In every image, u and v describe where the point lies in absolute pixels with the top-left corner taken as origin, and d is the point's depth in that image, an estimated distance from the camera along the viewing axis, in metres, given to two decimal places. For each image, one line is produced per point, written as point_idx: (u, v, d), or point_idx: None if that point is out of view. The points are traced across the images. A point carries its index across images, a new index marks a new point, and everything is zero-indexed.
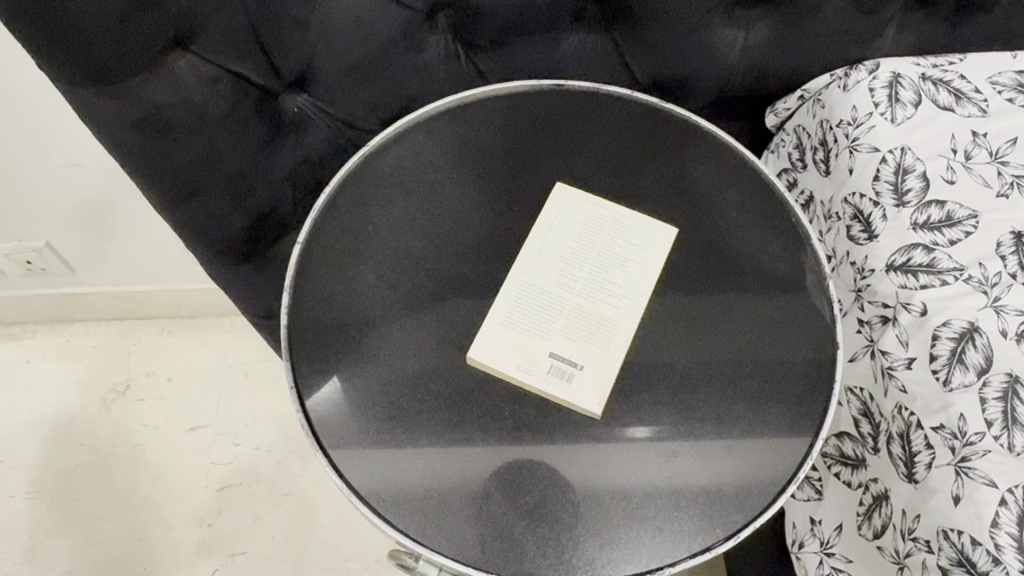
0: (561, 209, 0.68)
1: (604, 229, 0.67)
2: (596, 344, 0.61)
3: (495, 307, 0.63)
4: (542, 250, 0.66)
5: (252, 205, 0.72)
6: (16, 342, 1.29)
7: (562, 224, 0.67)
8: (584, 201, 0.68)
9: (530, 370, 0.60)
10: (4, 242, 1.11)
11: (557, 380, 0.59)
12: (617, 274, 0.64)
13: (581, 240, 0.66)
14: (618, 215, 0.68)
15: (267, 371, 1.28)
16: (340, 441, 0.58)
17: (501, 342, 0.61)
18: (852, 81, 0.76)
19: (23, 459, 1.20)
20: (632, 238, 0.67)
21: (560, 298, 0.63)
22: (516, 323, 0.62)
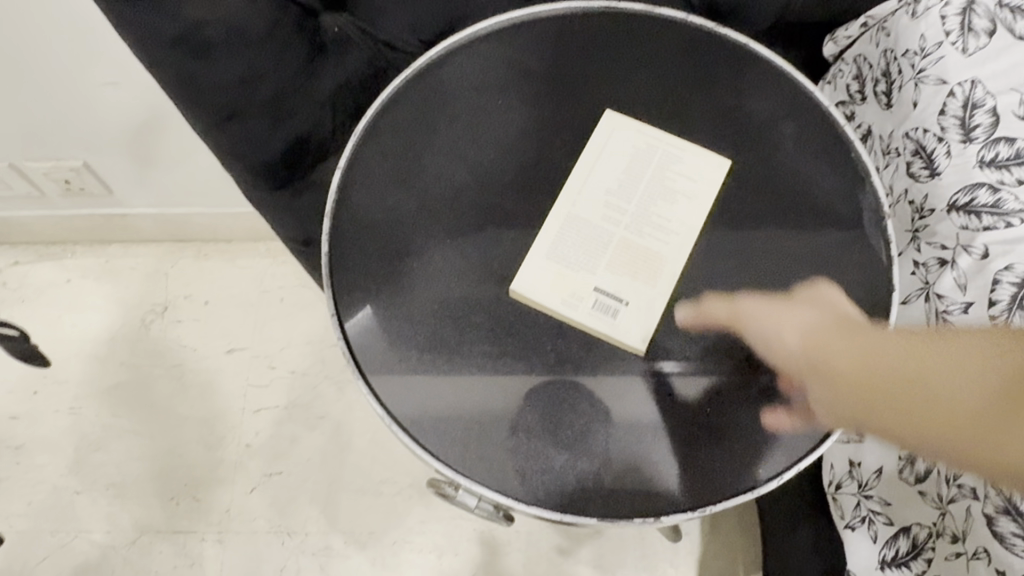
0: (609, 139, 0.65)
1: (654, 159, 0.64)
2: (643, 279, 0.59)
3: (539, 239, 0.62)
4: (588, 181, 0.64)
5: (292, 129, 0.70)
6: (56, 261, 1.31)
7: (609, 155, 0.65)
8: (633, 130, 0.66)
9: (573, 306, 0.59)
10: (43, 161, 1.11)
11: (601, 315, 0.58)
12: (666, 208, 0.62)
13: (630, 172, 0.64)
14: (670, 144, 0.65)
15: (303, 296, 1.28)
16: (380, 368, 0.58)
17: (545, 275, 0.60)
18: (921, 7, 0.71)
19: (66, 376, 1.23)
20: (684, 170, 0.64)
21: (606, 231, 0.61)
22: (561, 257, 0.61)
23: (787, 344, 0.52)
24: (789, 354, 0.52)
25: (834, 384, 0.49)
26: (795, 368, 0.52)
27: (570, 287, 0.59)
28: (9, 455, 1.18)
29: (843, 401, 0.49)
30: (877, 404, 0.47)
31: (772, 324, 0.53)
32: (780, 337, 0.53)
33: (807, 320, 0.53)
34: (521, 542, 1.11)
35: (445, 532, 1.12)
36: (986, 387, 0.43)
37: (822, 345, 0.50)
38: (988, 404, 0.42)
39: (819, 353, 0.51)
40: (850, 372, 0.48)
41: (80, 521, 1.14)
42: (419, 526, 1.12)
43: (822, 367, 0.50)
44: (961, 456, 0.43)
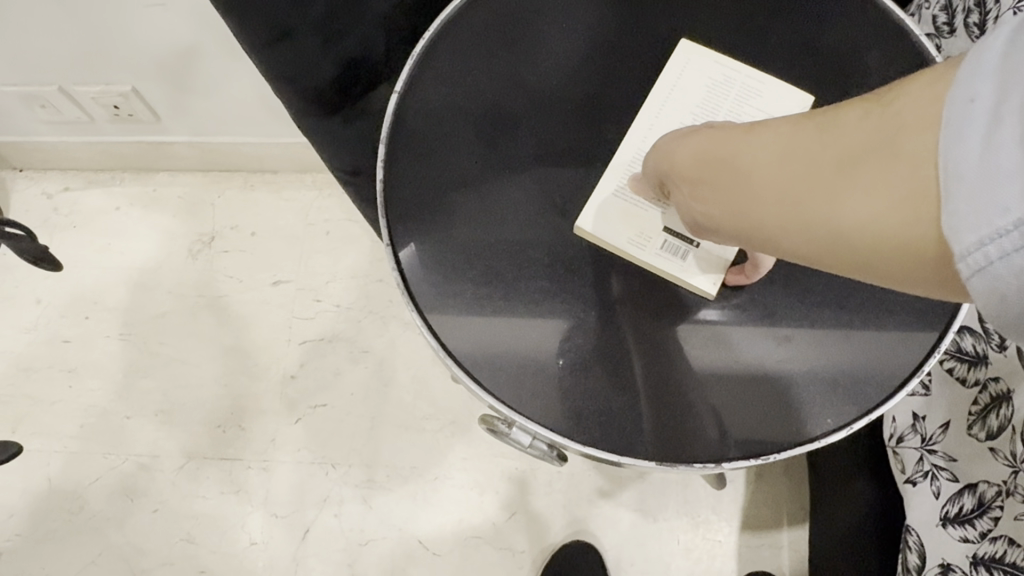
0: (684, 70, 0.61)
1: (732, 95, 0.60)
2: None
3: (608, 175, 0.58)
4: (661, 114, 0.60)
5: (345, 52, 0.68)
6: (105, 189, 1.31)
7: (684, 87, 0.61)
8: (710, 60, 0.61)
9: (639, 246, 0.56)
10: (90, 85, 1.10)
11: (670, 257, 0.55)
12: None
13: (705, 105, 0.60)
14: (750, 77, 0.60)
15: (348, 231, 1.26)
16: (435, 301, 0.56)
17: (612, 212, 0.56)
18: None
19: (115, 303, 1.24)
20: (766, 105, 0.59)
21: None
22: (631, 193, 0.57)
23: (670, 164, 0.46)
24: (677, 174, 0.45)
25: (711, 197, 0.41)
26: (681, 184, 0.45)
27: (636, 226, 0.56)
28: (61, 378, 1.20)
29: (714, 206, 0.41)
30: (723, 200, 0.40)
31: (667, 152, 0.47)
32: (667, 161, 0.47)
33: (684, 135, 0.46)
34: (562, 483, 1.11)
35: (486, 469, 1.12)
36: (804, 158, 0.34)
37: (692, 151, 0.44)
38: (813, 173, 0.33)
39: (693, 160, 0.43)
40: (711, 169, 0.41)
41: (129, 444, 1.16)
42: (460, 462, 1.12)
43: (700, 173, 0.42)
44: (824, 246, 0.33)
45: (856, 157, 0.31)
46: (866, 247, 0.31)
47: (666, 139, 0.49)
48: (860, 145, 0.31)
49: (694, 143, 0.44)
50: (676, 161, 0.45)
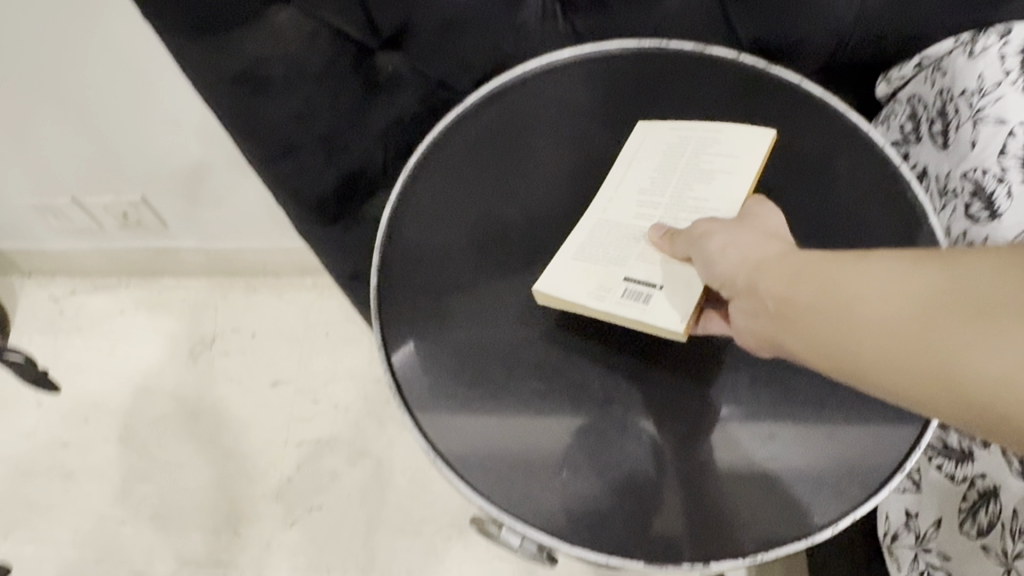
0: (642, 142, 0.66)
1: (688, 150, 0.64)
2: (679, 262, 0.57)
3: (568, 243, 0.62)
4: (619, 180, 0.65)
5: (344, 165, 0.71)
6: (111, 293, 1.34)
7: (643, 155, 0.66)
8: (665, 128, 0.66)
9: (602, 297, 0.58)
10: (102, 195, 1.15)
11: (632, 303, 0.57)
12: (702, 189, 0.61)
13: (663, 166, 0.64)
14: (704, 130, 0.65)
15: (347, 332, 1.29)
16: (425, 402, 0.58)
17: (566, 273, 0.60)
18: (978, 46, 0.69)
19: (116, 406, 1.25)
20: (722, 147, 0.63)
21: (639, 227, 0.61)
22: (586, 256, 0.61)
23: (735, 277, 0.51)
24: (742, 294, 0.50)
25: (797, 325, 0.46)
26: (746, 298, 0.50)
27: (597, 279, 0.59)
28: (58, 482, 1.20)
29: (799, 335, 0.46)
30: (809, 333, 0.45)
31: (729, 258, 0.51)
32: (731, 274, 0.51)
33: (749, 245, 0.51)
34: None
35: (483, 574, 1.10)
36: (932, 305, 0.41)
37: (759, 270, 0.49)
38: (951, 317, 0.40)
39: (763, 282, 0.48)
40: (790, 296, 0.46)
41: (123, 550, 1.15)
42: (457, 567, 1.11)
43: (775, 299, 0.47)
44: (931, 387, 0.40)
45: (981, 312, 0.40)
46: (989, 396, 0.38)
47: (731, 234, 0.53)
48: (980, 301, 0.40)
49: (765, 263, 0.49)
50: (743, 277, 0.50)
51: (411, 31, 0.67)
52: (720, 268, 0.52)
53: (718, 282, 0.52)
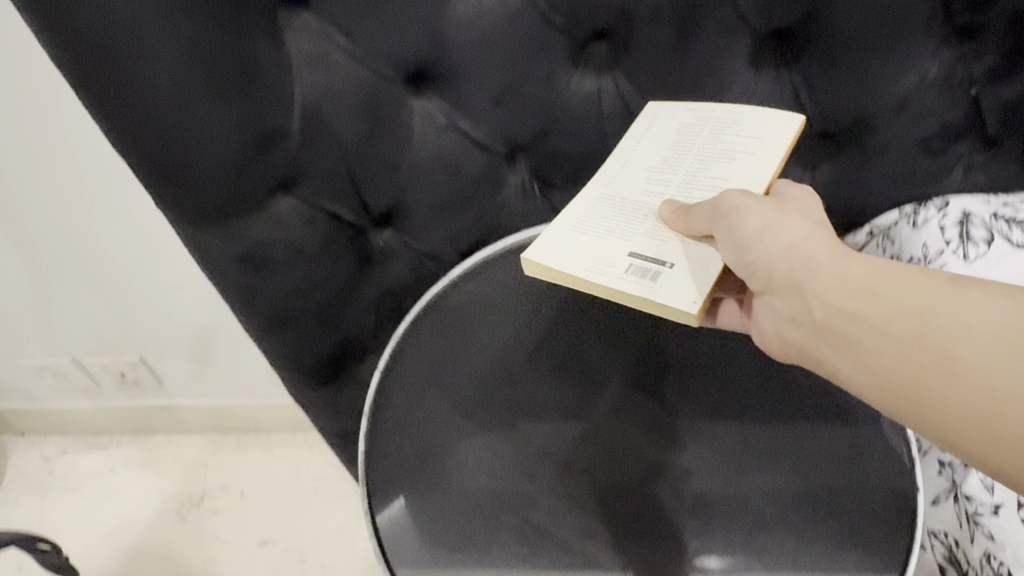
0: (654, 123, 0.67)
1: (705, 128, 0.64)
2: (693, 256, 0.57)
3: (568, 216, 0.64)
4: (631, 159, 0.66)
5: (336, 332, 0.76)
6: (103, 451, 1.35)
7: (655, 131, 0.66)
8: (680, 108, 0.66)
9: (603, 269, 0.58)
10: (102, 355, 1.18)
11: (637, 279, 0.57)
12: (718, 168, 0.61)
13: (673, 150, 0.65)
14: (727, 112, 0.64)
15: (337, 487, 1.29)
16: (409, 563, 0.60)
17: (565, 245, 0.61)
18: (920, 218, 0.76)
19: (99, 568, 1.23)
20: (743, 130, 0.63)
21: (646, 203, 0.62)
22: (584, 229, 0.62)
23: (777, 275, 0.51)
24: (782, 286, 0.51)
25: (843, 341, 0.47)
26: (782, 295, 0.51)
27: (600, 251, 0.60)
28: None
29: (842, 347, 0.47)
30: (856, 350, 0.46)
31: (772, 249, 0.51)
32: (775, 267, 0.51)
33: (794, 231, 0.51)
34: None
35: None
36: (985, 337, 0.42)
37: (809, 273, 0.49)
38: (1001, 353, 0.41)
39: (812, 287, 0.49)
40: (845, 312, 0.47)
41: None
42: None
43: (828, 314, 0.48)
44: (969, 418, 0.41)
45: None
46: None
47: (776, 214, 0.53)
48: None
49: (818, 266, 0.49)
50: (789, 277, 0.50)
51: (401, 211, 0.73)
52: (760, 257, 0.52)
53: (742, 259, 0.53)
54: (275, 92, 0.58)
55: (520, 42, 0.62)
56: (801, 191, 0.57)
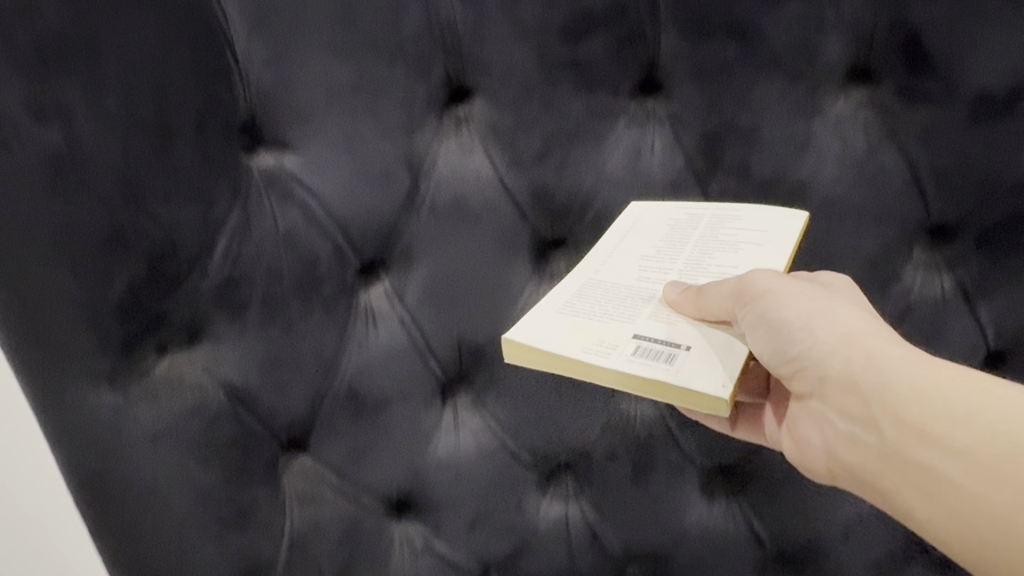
0: (639, 218, 0.58)
1: (702, 221, 0.56)
2: (715, 342, 0.48)
3: (552, 298, 0.54)
4: (619, 249, 0.57)
5: None
6: None
7: (643, 224, 0.57)
8: (668, 206, 0.58)
9: (604, 352, 0.48)
10: None
11: (652, 362, 0.47)
12: (723, 258, 0.53)
13: (668, 242, 0.56)
14: (724, 207, 0.57)
15: None
16: None
17: (557, 328, 0.50)
18: None
19: None
20: (746, 224, 0.55)
21: (643, 289, 0.53)
22: (573, 309, 0.52)
23: (832, 375, 0.43)
24: (836, 387, 0.43)
25: (919, 472, 0.40)
26: (837, 397, 0.43)
27: (596, 333, 0.50)
28: None
29: (917, 478, 0.40)
30: (936, 488, 0.39)
31: (825, 345, 0.44)
32: (829, 364, 0.43)
33: (848, 323, 0.44)
34: None
35: None
36: None
37: (874, 373, 0.42)
38: None
39: (874, 394, 0.41)
40: (924, 433, 0.40)
41: None
42: None
43: (900, 433, 0.40)
44: None
45: None
46: None
47: (824, 300, 0.45)
48: None
49: (888, 365, 0.42)
50: (843, 377, 0.43)
51: None
52: (812, 359, 0.44)
53: (784, 353, 0.45)
54: (266, 533, 0.59)
55: (491, 482, 0.66)
56: (833, 276, 0.50)
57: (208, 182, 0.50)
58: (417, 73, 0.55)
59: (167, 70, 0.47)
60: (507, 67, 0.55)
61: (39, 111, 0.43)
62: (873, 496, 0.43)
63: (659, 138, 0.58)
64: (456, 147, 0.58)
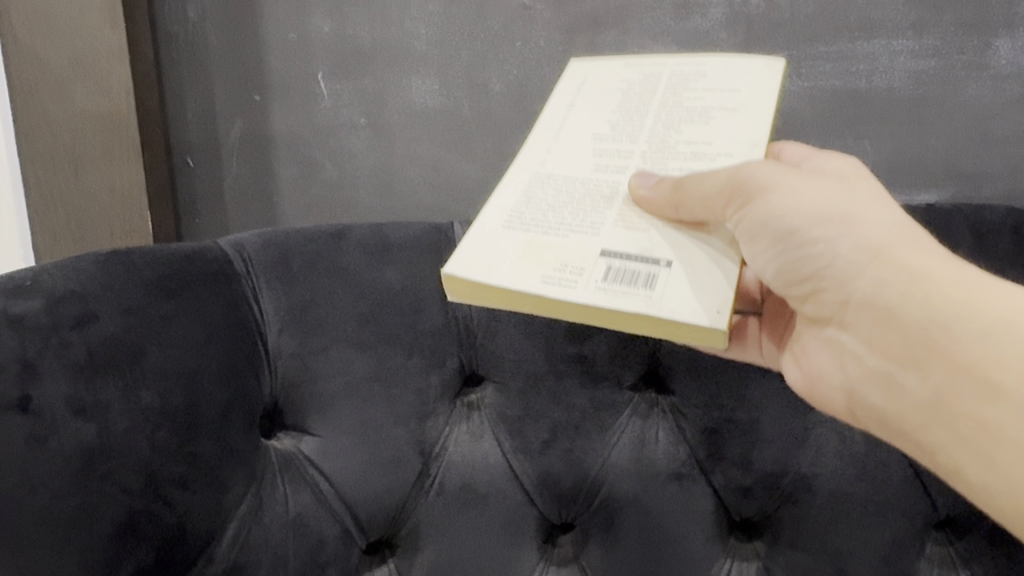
0: (583, 90, 0.56)
1: (659, 85, 0.54)
2: (687, 245, 0.48)
3: (500, 208, 0.52)
4: (570, 131, 0.54)
5: None
6: None
7: (594, 100, 0.55)
8: (618, 70, 0.56)
9: (573, 280, 0.47)
10: None
11: (628, 287, 0.46)
12: (689, 127, 0.51)
13: (623, 114, 0.53)
14: (683, 65, 0.54)
15: None
16: None
17: (510, 252, 0.49)
18: None
19: None
20: (713, 83, 0.52)
21: (600, 180, 0.51)
22: (523, 223, 0.50)
23: (857, 297, 0.44)
24: (863, 311, 0.44)
25: (965, 422, 0.39)
26: (862, 324, 0.44)
27: (561, 255, 0.48)
28: None
29: (963, 432, 0.39)
30: (989, 453, 0.38)
31: (848, 260, 0.44)
32: (852, 285, 0.44)
33: (862, 226, 0.44)
34: None
35: None
36: None
37: (909, 297, 0.42)
38: None
39: (912, 321, 0.42)
40: (966, 368, 0.39)
41: None
42: None
43: (943, 371, 0.40)
44: None
45: None
46: None
47: (844, 200, 0.45)
48: None
49: (928, 292, 0.41)
50: (872, 301, 0.43)
51: None
52: (835, 282, 0.45)
53: (800, 273, 0.46)
54: None
55: None
56: (838, 165, 0.50)
57: (226, 469, 0.52)
58: (431, 364, 0.59)
59: (201, 365, 0.51)
60: (516, 361, 0.60)
61: (80, 406, 0.46)
62: (902, 441, 0.44)
63: (662, 430, 0.60)
64: (467, 433, 0.60)
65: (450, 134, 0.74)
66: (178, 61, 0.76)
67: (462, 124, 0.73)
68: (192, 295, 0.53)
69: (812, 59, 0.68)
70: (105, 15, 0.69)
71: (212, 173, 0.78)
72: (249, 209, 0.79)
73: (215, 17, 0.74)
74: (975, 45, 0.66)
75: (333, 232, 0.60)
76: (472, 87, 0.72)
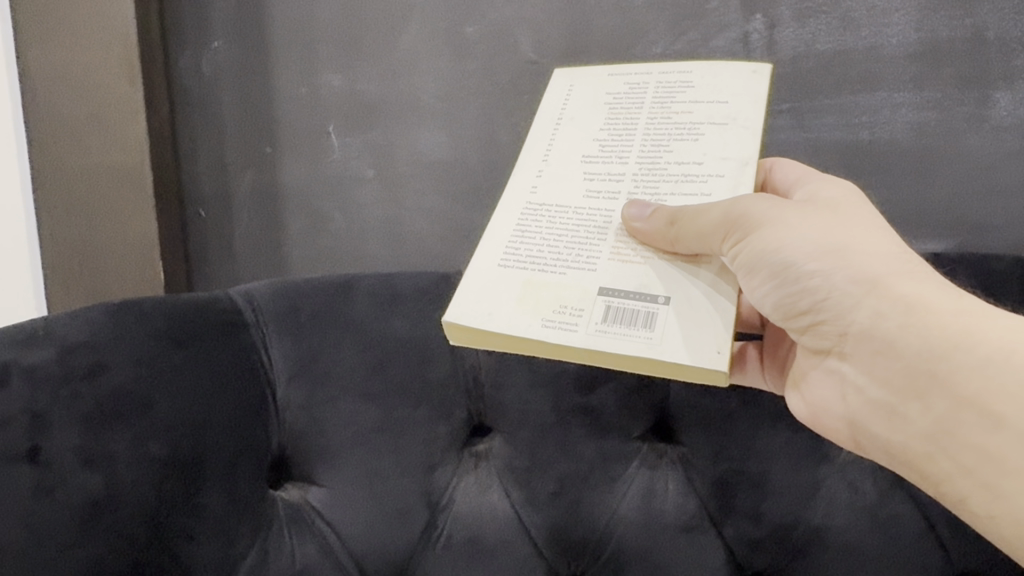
0: (570, 105, 0.56)
1: (646, 100, 0.53)
2: (684, 279, 0.48)
3: (494, 244, 0.52)
4: (558, 153, 0.54)
5: None
6: None
7: (581, 118, 0.55)
8: (603, 83, 0.55)
9: (572, 322, 0.47)
10: None
11: (628, 329, 0.46)
12: (678, 145, 0.50)
13: (612, 133, 0.53)
14: (668, 73, 0.53)
15: None
16: None
17: (509, 294, 0.49)
18: None
19: None
20: (700, 95, 0.51)
21: (593, 208, 0.51)
22: (518, 259, 0.51)
23: (856, 329, 0.44)
24: (863, 344, 0.45)
25: (971, 454, 0.41)
26: (863, 355, 0.45)
27: (558, 295, 0.48)
28: None
29: (971, 463, 0.41)
30: (997, 484, 0.40)
31: (846, 293, 0.44)
32: (851, 318, 0.44)
33: (859, 256, 0.44)
34: None
35: None
36: None
37: (908, 331, 0.42)
38: None
39: (911, 355, 0.42)
40: (970, 400, 0.40)
41: None
42: None
43: (946, 403, 0.41)
44: None
45: None
46: None
47: (840, 230, 0.45)
48: None
49: (926, 327, 0.42)
50: (872, 334, 0.44)
51: None
52: (833, 314, 0.45)
53: (798, 307, 0.46)
54: None
55: None
56: (830, 186, 0.50)
57: (232, 520, 0.52)
58: (439, 415, 0.59)
59: (209, 416, 0.52)
60: (524, 411, 0.59)
61: (89, 458, 0.46)
62: (908, 468, 0.45)
63: (671, 480, 0.60)
64: (474, 484, 0.60)
65: (458, 185, 0.75)
66: (194, 115, 0.77)
67: (469, 176, 0.74)
68: (201, 346, 0.53)
69: (813, 111, 0.69)
70: (122, 70, 0.71)
71: (225, 224, 0.79)
72: (260, 259, 0.80)
73: (231, 72, 0.76)
74: (975, 97, 0.67)
75: (341, 282, 0.60)
76: (480, 139, 0.73)
